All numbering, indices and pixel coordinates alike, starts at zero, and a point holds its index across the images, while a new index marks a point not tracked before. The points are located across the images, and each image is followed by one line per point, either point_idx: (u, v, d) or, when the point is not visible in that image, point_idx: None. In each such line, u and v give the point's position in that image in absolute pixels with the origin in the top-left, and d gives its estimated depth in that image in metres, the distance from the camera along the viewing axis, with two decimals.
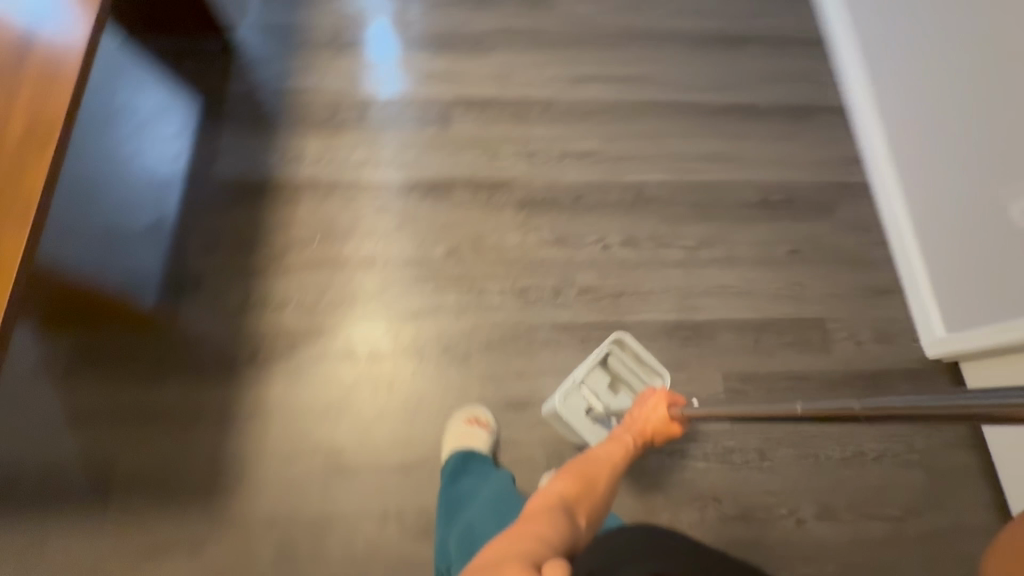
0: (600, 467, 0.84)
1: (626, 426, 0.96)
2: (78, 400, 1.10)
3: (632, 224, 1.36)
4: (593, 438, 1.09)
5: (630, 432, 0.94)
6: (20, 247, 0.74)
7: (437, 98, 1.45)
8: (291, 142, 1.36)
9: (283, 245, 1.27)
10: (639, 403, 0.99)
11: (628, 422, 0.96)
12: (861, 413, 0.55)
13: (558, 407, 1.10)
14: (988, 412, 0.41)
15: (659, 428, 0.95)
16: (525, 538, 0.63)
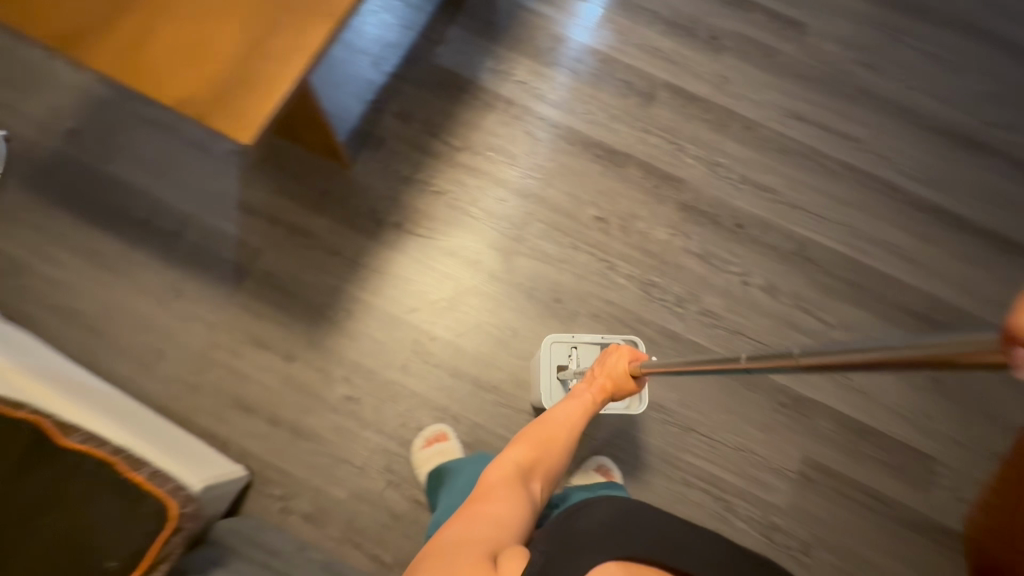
0: (553, 429, 0.86)
1: (588, 380, 0.94)
2: (251, 193, 1.24)
3: (782, 273, 1.31)
4: (547, 385, 1.09)
5: (590, 387, 0.93)
6: (319, 43, 0.82)
7: (650, 75, 1.45)
8: (504, 59, 1.42)
9: (459, 144, 1.34)
10: (602, 360, 0.96)
11: (589, 379, 0.94)
12: (802, 363, 0.48)
13: (545, 342, 1.11)
14: (950, 354, 0.31)
15: (620, 385, 0.92)
16: (477, 526, 0.67)
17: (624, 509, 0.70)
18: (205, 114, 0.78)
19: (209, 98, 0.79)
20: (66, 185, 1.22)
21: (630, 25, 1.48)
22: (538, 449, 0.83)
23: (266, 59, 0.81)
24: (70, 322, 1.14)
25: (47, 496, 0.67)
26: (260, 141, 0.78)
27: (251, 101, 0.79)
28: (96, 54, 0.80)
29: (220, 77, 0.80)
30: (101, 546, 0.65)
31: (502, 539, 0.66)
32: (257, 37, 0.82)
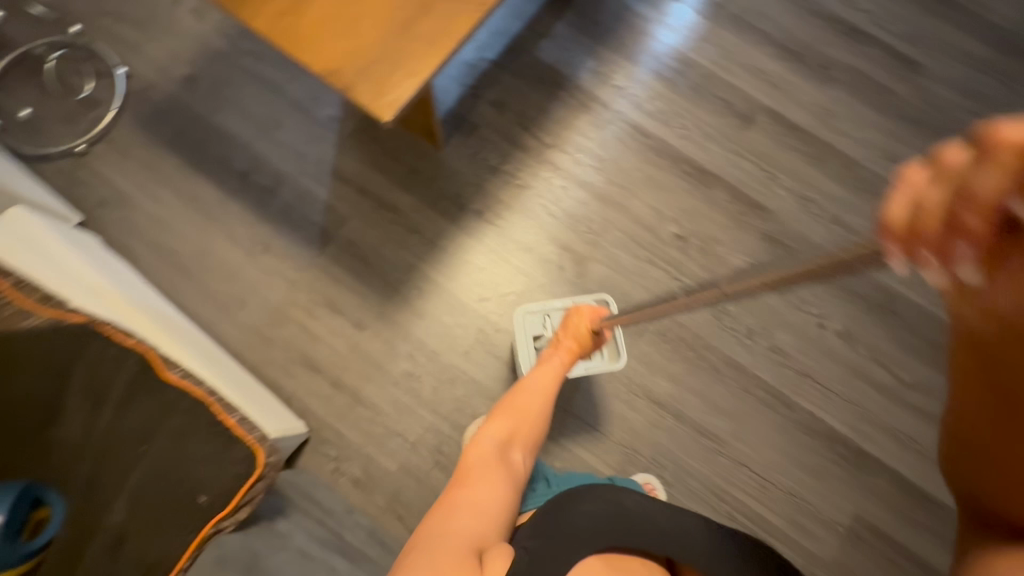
0: (525, 404, 0.91)
1: (555, 348, 0.99)
2: (345, 161, 1.28)
3: (861, 322, 1.26)
4: (523, 356, 1.11)
5: (558, 354, 0.98)
6: (465, 26, 0.83)
7: (754, 97, 1.40)
8: (606, 61, 1.41)
9: (549, 141, 1.34)
10: (566, 328, 1.01)
11: (552, 348, 1.00)
12: None
13: (519, 312, 1.13)
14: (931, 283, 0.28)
15: (580, 346, 0.99)
16: (460, 520, 0.70)
17: (615, 500, 0.70)
18: (348, 86, 0.80)
19: (354, 70, 0.81)
20: (176, 129, 1.28)
21: (739, 43, 1.44)
22: (513, 426, 0.88)
23: (413, 41, 0.82)
24: (164, 259, 1.20)
25: (147, 426, 0.70)
26: (396, 118, 0.80)
27: (393, 79, 0.80)
28: (254, 14, 0.83)
29: (367, 52, 0.82)
30: (193, 481, 0.68)
31: (485, 532, 0.69)
32: (407, 17, 0.83)
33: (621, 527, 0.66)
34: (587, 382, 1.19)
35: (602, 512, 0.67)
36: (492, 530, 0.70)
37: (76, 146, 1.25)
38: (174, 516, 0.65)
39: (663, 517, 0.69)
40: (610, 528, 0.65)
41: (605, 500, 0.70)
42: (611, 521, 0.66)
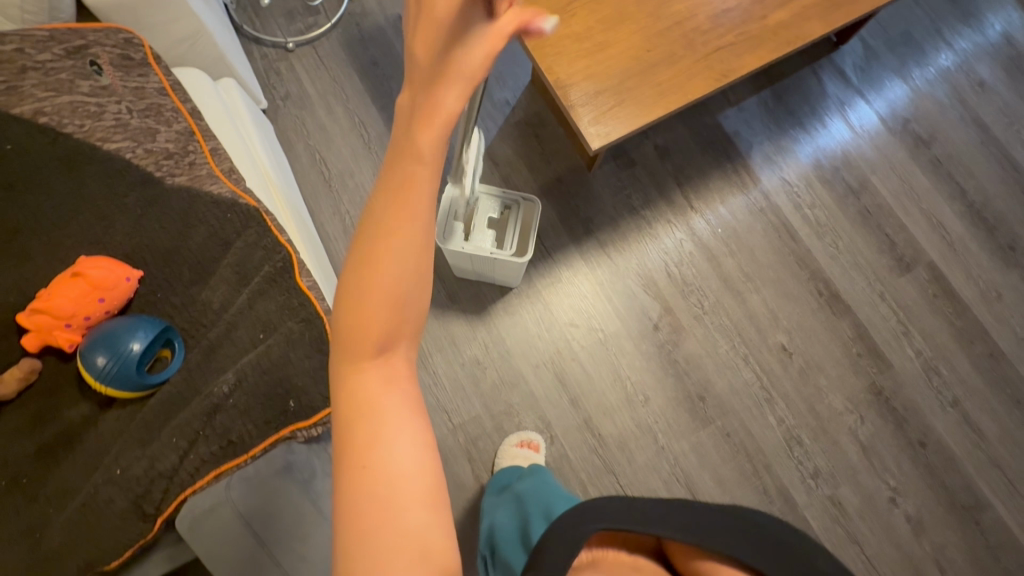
0: (370, 227, 0.36)
1: (429, 83, 0.36)
2: (503, 146, 1.32)
3: (938, 518, 1.16)
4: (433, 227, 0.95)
5: (433, 92, 0.36)
6: (691, 96, 0.89)
7: (921, 246, 1.32)
8: (784, 152, 1.37)
9: (695, 204, 1.32)
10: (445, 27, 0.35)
11: (424, 119, 0.36)
12: None
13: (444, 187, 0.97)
14: None
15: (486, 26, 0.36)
16: (362, 517, 0.36)
17: (598, 507, 0.58)
18: (572, 105, 0.87)
19: (582, 94, 0.88)
20: (372, 59, 1.37)
21: (927, 188, 1.36)
22: (373, 280, 0.36)
23: (641, 88, 0.88)
24: (315, 167, 1.28)
25: (269, 319, 0.76)
26: (596, 150, 0.87)
27: (609, 117, 0.87)
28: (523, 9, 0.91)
29: (599, 83, 0.88)
30: (289, 385, 0.73)
31: (425, 488, 0.37)
32: (644, 64, 0.89)
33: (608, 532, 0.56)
34: (635, 446, 1.17)
35: (584, 517, 0.58)
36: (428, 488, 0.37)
37: (286, 42, 1.36)
38: (264, 408, 0.71)
39: (657, 507, 0.56)
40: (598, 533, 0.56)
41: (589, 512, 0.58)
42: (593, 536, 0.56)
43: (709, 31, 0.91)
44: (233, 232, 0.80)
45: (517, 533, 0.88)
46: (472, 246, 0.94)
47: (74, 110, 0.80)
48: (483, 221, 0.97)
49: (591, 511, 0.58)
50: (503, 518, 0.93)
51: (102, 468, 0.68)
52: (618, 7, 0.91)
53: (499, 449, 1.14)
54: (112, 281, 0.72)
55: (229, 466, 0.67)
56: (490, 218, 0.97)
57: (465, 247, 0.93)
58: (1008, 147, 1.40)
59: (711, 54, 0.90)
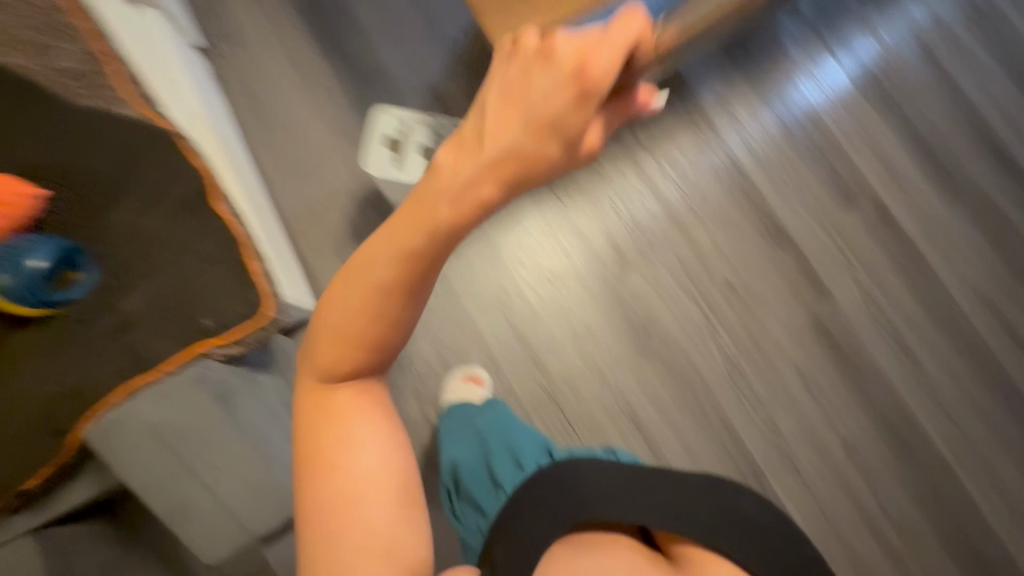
0: (373, 274, 0.44)
1: (478, 153, 0.38)
2: (447, 83, 1.29)
3: (871, 441, 1.20)
4: (366, 154, 0.95)
5: (479, 166, 0.38)
6: None
7: (866, 180, 1.33)
8: (734, 87, 1.35)
9: (643, 141, 1.31)
10: (518, 97, 0.37)
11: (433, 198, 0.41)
12: None
13: (376, 113, 0.95)
14: None
15: (553, 116, 0.35)
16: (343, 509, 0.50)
17: (570, 474, 0.67)
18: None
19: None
20: None
21: (875, 122, 1.36)
22: (372, 309, 0.45)
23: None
24: (252, 107, 1.24)
25: (183, 242, 0.75)
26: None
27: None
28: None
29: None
30: (202, 305, 0.72)
31: (398, 486, 0.52)
32: None
33: (582, 509, 0.61)
34: (580, 378, 1.19)
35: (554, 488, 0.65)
36: (402, 482, 0.53)
37: None
38: (176, 327, 0.70)
39: (629, 475, 0.67)
40: (570, 514, 0.60)
41: (561, 485, 0.65)
42: (561, 511, 0.60)
43: None
44: (144, 155, 0.78)
45: (484, 468, 0.90)
46: (405, 173, 0.93)
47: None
48: (415, 147, 0.94)
49: (566, 479, 0.66)
50: (469, 453, 0.96)
51: (8, 387, 0.67)
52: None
53: (445, 382, 1.15)
54: (7, 197, 0.72)
55: (139, 383, 0.66)
56: (423, 144, 0.94)
57: (398, 174, 0.93)
58: (959, 78, 1.39)
59: None
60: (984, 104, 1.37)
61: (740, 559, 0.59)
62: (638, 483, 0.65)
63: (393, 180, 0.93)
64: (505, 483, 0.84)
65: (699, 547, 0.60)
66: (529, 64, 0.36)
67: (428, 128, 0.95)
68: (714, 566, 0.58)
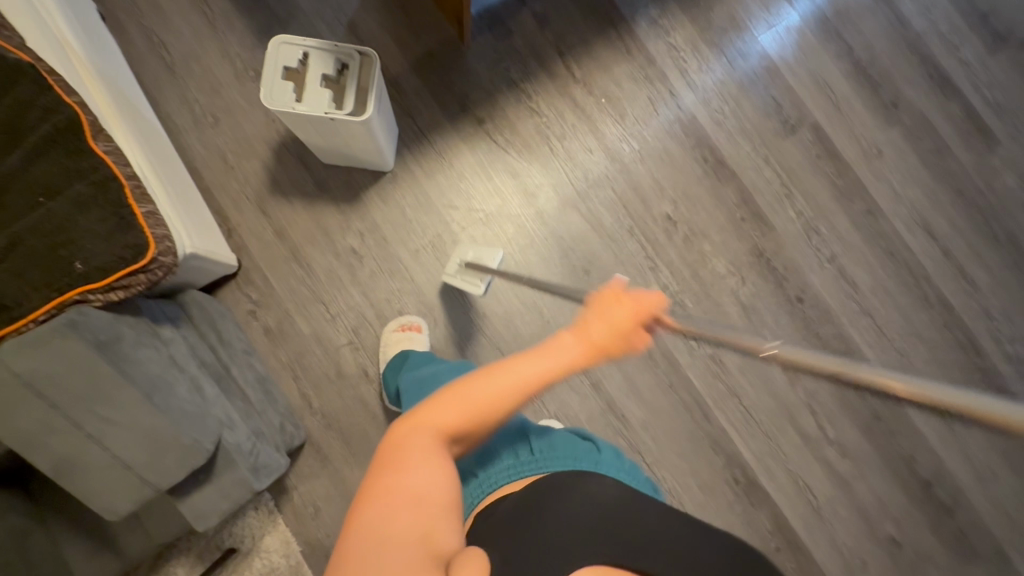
0: (500, 377, 0.64)
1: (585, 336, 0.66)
2: (366, 19, 1.20)
3: (812, 367, 1.22)
4: (268, 90, 0.87)
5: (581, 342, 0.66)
6: None
7: (806, 107, 1.31)
8: (670, 15, 1.30)
9: (579, 75, 1.25)
10: (613, 319, 0.66)
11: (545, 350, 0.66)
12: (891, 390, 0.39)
13: (275, 42, 0.87)
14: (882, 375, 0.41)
15: (624, 335, 0.65)
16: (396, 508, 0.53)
17: (599, 494, 0.57)
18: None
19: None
20: None
21: (814, 48, 1.33)
22: (482, 396, 0.62)
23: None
24: (153, 51, 1.14)
25: (51, 182, 0.69)
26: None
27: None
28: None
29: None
30: (75, 248, 0.66)
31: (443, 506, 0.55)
32: None
33: (602, 535, 0.49)
34: (521, 321, 1.16)
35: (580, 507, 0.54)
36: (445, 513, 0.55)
37: None
38: (46, 271, 0.65)
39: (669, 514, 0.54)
40: (596, 538, 0.48)
41: (584, 506, 0.54)
42: (585, 533, 0.49)
43: None
44: (2, 89, 0.71)
45: None
46: (308, 106, 0.86)
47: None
48: (319, 79, 0.88)
49: (591, 499, 0.56)
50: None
51: None
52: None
53: (383, 333, 1.11)
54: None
55: (7, 331, 0.62)
56: (327, 75, 0.88)
57: (301, 109, 0.86)
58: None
59: None
60: (922, 25, 1.34)
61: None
62: (624, 514, 0.53)
63: (295, 115, 0.86)
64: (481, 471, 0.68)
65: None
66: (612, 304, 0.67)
67: (334, 57, 0.88)
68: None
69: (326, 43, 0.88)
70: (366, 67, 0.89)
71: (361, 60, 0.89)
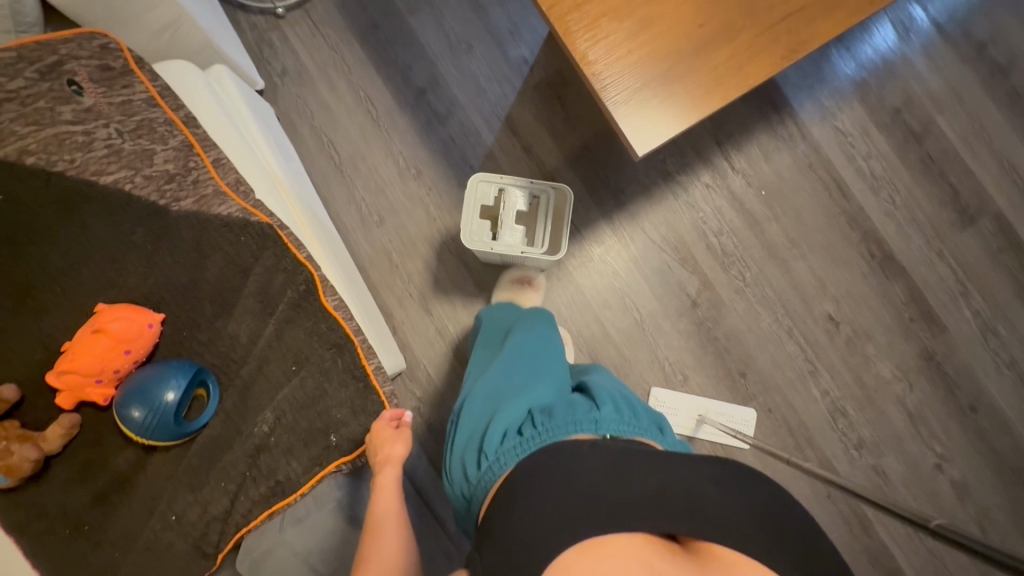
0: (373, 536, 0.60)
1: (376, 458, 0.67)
2: (523, 113, 1.20)
3: (984, 481, 1.14)
4: (467, 227, 0.92)
5: (384, 464, 0.67)
6: (763, 73, 0.70)
7: (989, 196, 1.20)
8: (838, 98, 1.22)
9: (736, 164, 1.21)
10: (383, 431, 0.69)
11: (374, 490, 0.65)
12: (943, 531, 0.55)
13: (476, 178, 0.92)
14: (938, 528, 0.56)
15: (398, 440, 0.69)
16: None
17: (566, 464, 0.56)
18: (603, 92, 0.70)
19: (615, 84, 0.70)
20: (371, 20, 1.23)
21: (1001, 126, 1.21)
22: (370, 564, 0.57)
23: (694, 72, 0.70)
24: (323, 151, 1.20)
25: (300, 351, 0.74)
26: (645, 153, 0.71)
27: (653, 117, 0.70)
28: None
29: (643, 72, 0.70)
30: (328, 419, 0.72)
31: None
32: (700, 45, 0.71)
33: (601, 501, 0.51)
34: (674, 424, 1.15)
35: (554, 479, 0.55)
36: None
37: (276, 7, 1.22)
38: (306, 446, 0.71)
39: (647, 471, 0.54)
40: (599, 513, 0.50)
41: (560, 482, 0.54)
42: (568, 513, 0.50)
43: None
44: (252, 255, 0.77)
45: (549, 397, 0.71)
46: (504, 245, 0.90)
47: (62, 142, 0.76)
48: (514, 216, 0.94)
49: (562, 465, 0.56)
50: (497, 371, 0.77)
51: (157, 514, 0.70)
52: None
53: None
54: (91, 318, 0.75)
55: (278, 507, 0.68)
56: (519, 212, 0.93)
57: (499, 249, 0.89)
58: None
59: (781, 23, 0.71)
60: None
61: (776, 570, 0.46)
62: (624, 467, 0.55)
63: (493, 254, 0.90)
64: (580, 410, 0.65)
65: (725, 550, 0.48)
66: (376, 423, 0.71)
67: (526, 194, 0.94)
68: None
69: (522, 180, 0.93)
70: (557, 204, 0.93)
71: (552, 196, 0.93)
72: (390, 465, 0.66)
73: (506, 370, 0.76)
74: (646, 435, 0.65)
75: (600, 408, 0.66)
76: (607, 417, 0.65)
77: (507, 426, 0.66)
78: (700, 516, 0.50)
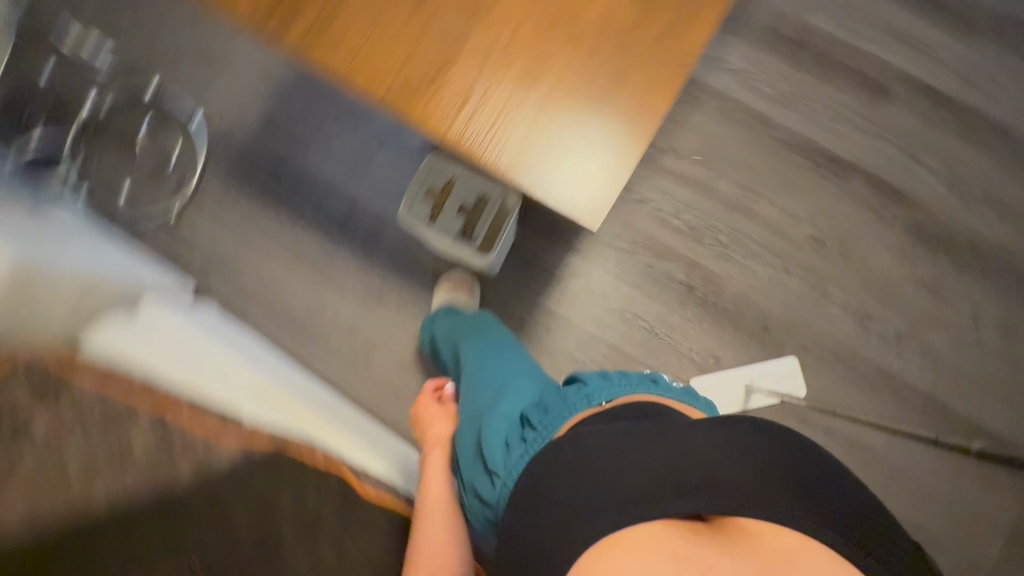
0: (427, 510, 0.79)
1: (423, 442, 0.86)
2: None
3: (1018, 314, 1.17)
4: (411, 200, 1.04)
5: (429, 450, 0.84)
6: (664, 103, 0.73)
7: (888, 64, 1.23)
8: (716, 41, 1.24)
9: (660, 144, 1.22)
10: (429, 417, 0.88)
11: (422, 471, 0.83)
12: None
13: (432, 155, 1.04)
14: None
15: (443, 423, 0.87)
16: None
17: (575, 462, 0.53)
18: (534, 193, 0.73)
19: (539, 177, 0.73)
20: (265, 177, 1.20)
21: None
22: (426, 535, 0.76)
23: (603, 136, 0.73)
24: (282, 321, 1.16)
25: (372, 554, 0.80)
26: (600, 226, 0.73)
27: (587, 189, 0.73)
28: (427, 116, 0.74)
29: (560, 161, 0.73)
30: None
31: None
32: (597, 108, 0.74)
33: (619, 492, 0.49)
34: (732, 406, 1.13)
35: (569, 479, 0.52)
36: None
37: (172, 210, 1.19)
38: None
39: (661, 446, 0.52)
40: (614, 504, 0.48)
41: (574, 483, 0.51)
42: (588, 513, 0.48)
43: (638, 26, 0.74)
44: (274, 483, 0.74)
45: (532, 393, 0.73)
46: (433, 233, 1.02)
47: (37, 485, 0.58)
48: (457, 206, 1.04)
49: (572, 462, 0.53)
50: (478, 388, 0.77)
51: None
52: (527, 56, 0.75)
53: None
54: None
55: None
56: (463, 204, 1.03)
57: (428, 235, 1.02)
58: None
59: (657, 50, 0.74)
60: None
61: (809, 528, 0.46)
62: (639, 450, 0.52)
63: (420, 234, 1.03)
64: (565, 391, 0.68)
65: (756, 524, 0.47)
66: (429, 404, 0.91)
67: (472, 189, 1.03)
68: (792, 548, 0.45)
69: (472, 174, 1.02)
70: (500, 219, 1.02)
71: (495, 206, 1.02)
72: (435, 444, 0.85)
73: (484, 388, 0.76)
74: (642, 390, 0.66)
75: (588, 383, 0.67)
76: (597, 389, 0.66)
77: (507, 436, 0.67)
78: (727, 493, 0.48)
